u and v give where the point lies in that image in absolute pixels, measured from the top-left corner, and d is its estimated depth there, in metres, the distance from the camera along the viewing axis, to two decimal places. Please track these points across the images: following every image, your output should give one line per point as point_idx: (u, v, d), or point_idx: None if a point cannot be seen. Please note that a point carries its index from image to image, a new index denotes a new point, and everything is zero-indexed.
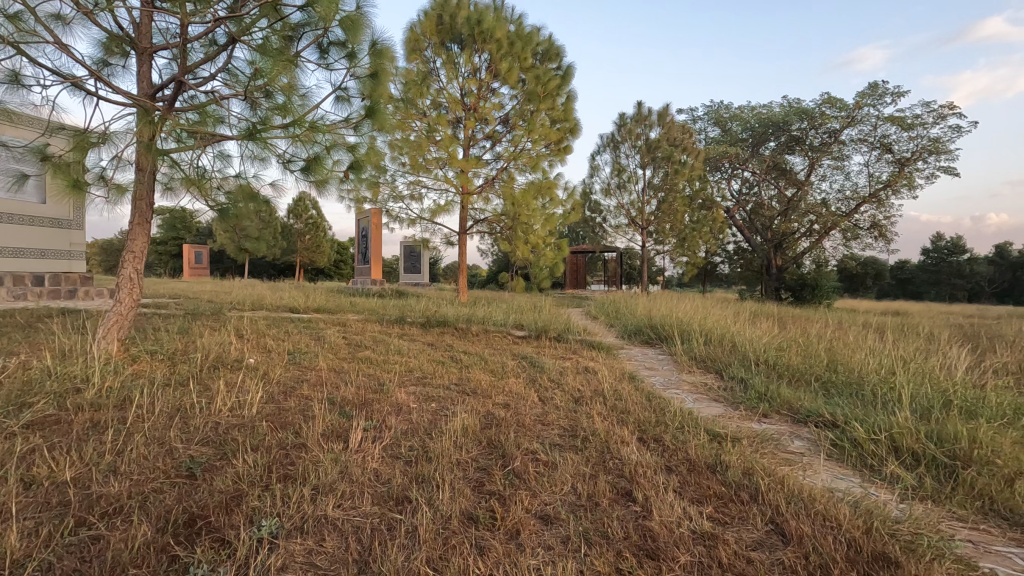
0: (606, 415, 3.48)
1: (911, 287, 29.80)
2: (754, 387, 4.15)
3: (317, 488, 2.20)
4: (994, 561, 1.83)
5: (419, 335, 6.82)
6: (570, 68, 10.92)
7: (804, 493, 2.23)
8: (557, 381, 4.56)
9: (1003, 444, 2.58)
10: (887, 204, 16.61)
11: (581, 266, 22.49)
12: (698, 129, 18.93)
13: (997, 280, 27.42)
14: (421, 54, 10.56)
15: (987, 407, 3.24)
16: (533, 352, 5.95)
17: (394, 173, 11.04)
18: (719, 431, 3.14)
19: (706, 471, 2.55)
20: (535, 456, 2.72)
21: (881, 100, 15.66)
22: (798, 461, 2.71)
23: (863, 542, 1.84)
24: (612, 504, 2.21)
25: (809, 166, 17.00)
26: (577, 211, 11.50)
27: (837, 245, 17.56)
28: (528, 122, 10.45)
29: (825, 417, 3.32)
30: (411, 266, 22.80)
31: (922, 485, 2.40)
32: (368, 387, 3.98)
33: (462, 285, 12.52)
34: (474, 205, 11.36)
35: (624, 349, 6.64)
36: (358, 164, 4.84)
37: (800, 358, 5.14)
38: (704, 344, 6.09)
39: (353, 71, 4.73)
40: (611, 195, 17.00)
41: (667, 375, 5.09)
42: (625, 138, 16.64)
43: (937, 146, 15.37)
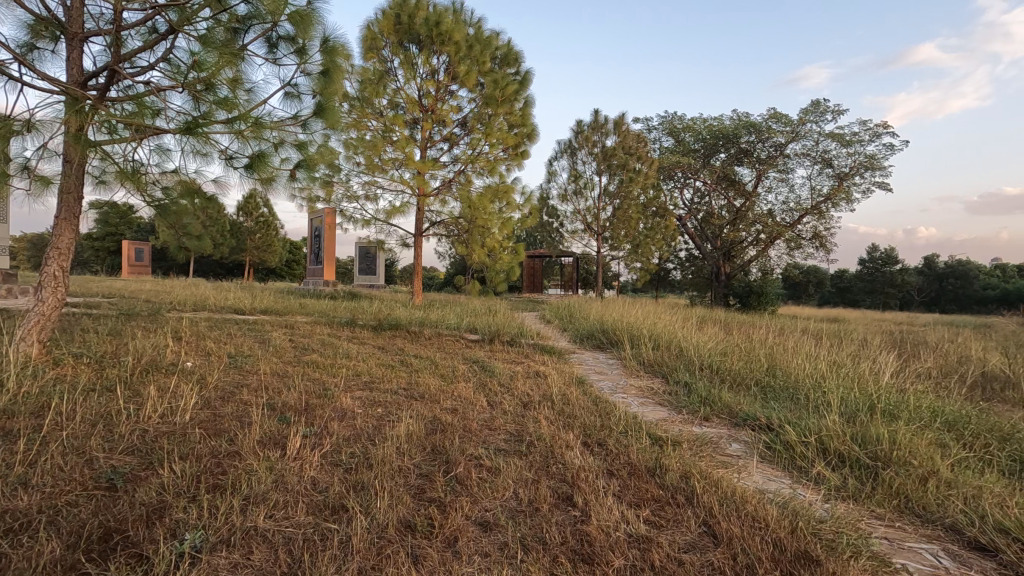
0: (552, 420, 3.51)
1: (849, 295, 31.42)
2: (696, 391, 4.27)
3: (248, 499, 2.12)
4: (906, 557, 1.93)
5: (370, 339, 6.70)
6: (529, 74, 10.96)
7: (737, 495, 2.31)
8: (507, 385, 4.56)
9: (919, 445, 2.75)
10: (827, 216, 17.46)
11: (538, 270, 22.64)
12: (653, 138, 19.38)
13: (925, 288, 29.34)
14: (378, 53, 10.42)
15: (906, 409, 3.45)
16: (485, 356, 5.94)
17: (348, 172, 10.81)
18: (660, 434, 3.22)
19: (644, 474, 2.60)
20: (478, 462, 2.71)
21: (823, 116, 16.51)
22: (734, 464, 2.81)
23: (787, 542, 1.91)
24: (552, 509, 2.22)
25: (756, 177, 17.76)
26: (534, 216, 11.55)
27: (781, 254, 18.35)
28: (486, 125, 10.42)
29: (761, 420, 3.44)
30: (366, 267, 22.43)
31: (845, 485, 2.53)
32: (313, 392, 3.89)
33: (416, 287, 12.35)
34: (431, 206, 11.27)
35: (575, 354, 6.71)
36: (307, 163, 4.72)
37: (741, 362, 5.33)
38: (652, 349, 6.22)
39: (304, 67, 4.60)
40: (568, 201, 17.20)
41: (615, 379, 5.19)
42: (582, 144, 16.87)
43: (873, 162, 16.31)
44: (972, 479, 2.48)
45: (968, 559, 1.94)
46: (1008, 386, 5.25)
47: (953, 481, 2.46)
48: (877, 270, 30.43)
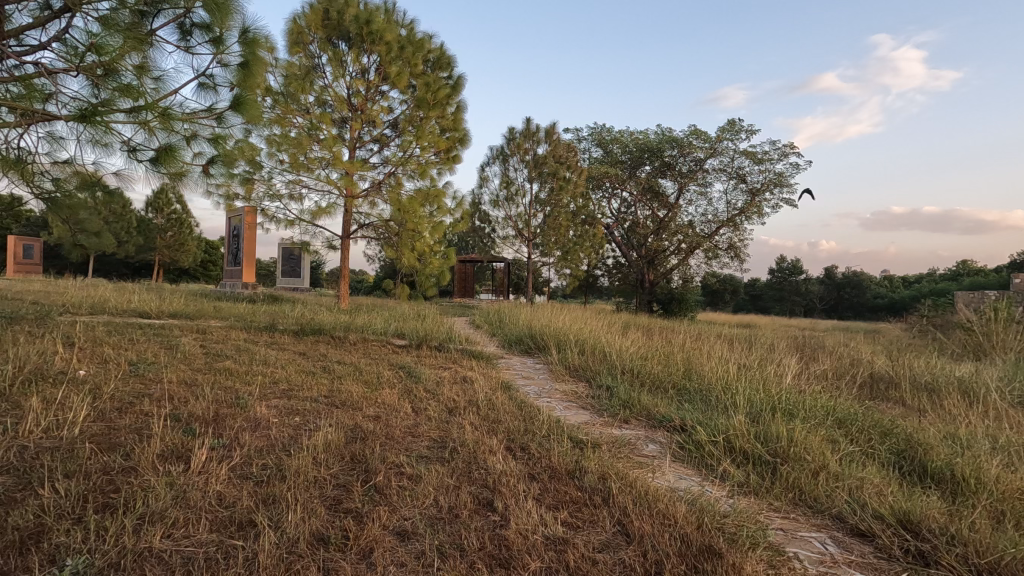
0: (476, 425, 3.51)
1: (761, 302, 33.65)
2: (618, 394, 4.41)
3: (144, 518, 1.97)
4: (798, 546, 2.09)
5: (290, 344, 6.41)
6: (461, 79, 10.94)
7: (650, 494, 2.41)
8: (433, 392, 4.49)
9: (812, 441, 2.98)
10: (742, 228, 18.63)
11: (469, 275, 22.61)
12: (583, 149, 19.90)
13: (826, 297, 32.00)
14: (305, 48, 10.07)
15: (803, 409, 3.74)
16: (412, 361, 5.84)
17: (271, 170, 10.33)
18: (581, 437, 3.30)
19: (564, 476, 2.66)
20: (399, 470, 2.66)
21: (737, 135, 17.65)
22: (649, 464, 2.93)
23: (693, 537, 2.02)
24: (472, 515, 2.22)
25: (678, 190, 18.69)
26: (465, 220, 11.52)
27: (700, 263, 19.36)
28: (417, 128, 10.28)
29: (675, 421, 3.61)
30: (289, 269, 21.49)
31: (748, 480, 2.70)
32: (225, 401, 3.66)
33: (343, 291, 11.96)
34: (359, 208, 10.97)
35: (503, 359, 6.75)
36: (223, 159, 4.47)
37: (661, 366, 5.55)
38: (578, 354, 6.37)
39: (221, 57, 4.36)
40: (499, 207, 17.30)
41: (541, 384, 5.26)
42: (513, 151, 17.05)
43: (781, 179, 17.60)
44: (857, 471, 2.72)
45: (850, 545, 2.13)
46: (891, 386, 5.81)
47: (840, 473, 2.69)
48: (785, 280, 32.81)
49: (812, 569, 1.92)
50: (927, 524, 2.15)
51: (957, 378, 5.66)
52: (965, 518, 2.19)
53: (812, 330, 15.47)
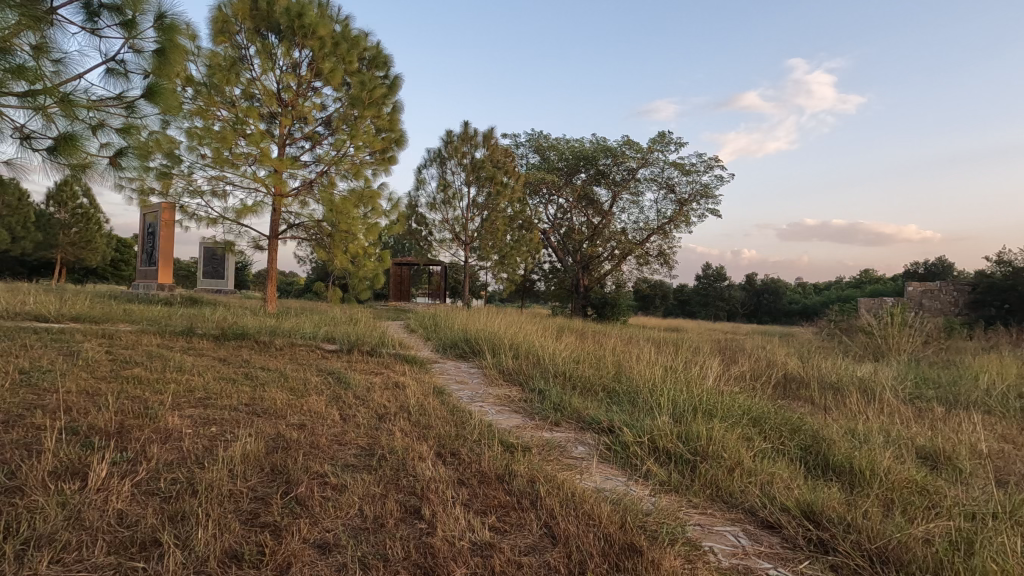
0: (407, 431, 3.45)
1: (688, 308, 35.17)
2: (550, 398, 4.47)
3: (29, 543, 1.80)
4: (714, 540, 2.19)
5: (209, 350, 6.05)
6: (397, 79, 10.75)
7: (576, 495, 2.45)
8: (362, 398, 4.37)
9: (729, 440, 3.14)
10: (671, 236, 19.44)
11: (405, 278, 22.23)
12: (521, 154, 20.11)
13: (747, 303, 33.93)
14: (231, 38, 9.57)
15: (723, 409, 3.95)
16: (342, 367, 5.66)
17: (191, 164, 9.73)
18: (512, 441, 3.32)
19: (494, 481, 2.66)
20: (323, 480, 2.57)
21: (667, 147, 18.43)
22: (577, 466, 2.99)
23: (616, 536, 2.07)
24: (398, 524, 2.18)
25: (612, 198, 19.26)
26: (401, 223, 11.30)
27: (632, 269, 20.01)
28: (351, 127, 9.98)
29: (603, 423, 3.71)
30: (212, 270, 20.29)
31: (670, 479, 2.82)
32: (131, 411, 3.40)
33: (270, 293, 11.43)
34: (289, 207, 10.54)
35: (437, 364, 6.66)
36: (135, 151, 4.16)
37: (591, 370, 5.67)
38: (512, 359, 6.39)
39: (133, 42, 4.06)
40: (436, 210, 17.14)
41: (474, 389, 5.24)
42: (451, 154, 16.97)
43: (707, 191, 18.53)
44: (769, 467, 2.90)
45: (760, 536, 2.26)
46: (802, 386, 6.23)
47: (753, 468, 2.85)
48: (710, 286, 34.49)
49: (726, 561, 2.02)
50: (827, 513, 2.31)
51: (858, 378, 6.15)
52: (860, 507, 2.38)
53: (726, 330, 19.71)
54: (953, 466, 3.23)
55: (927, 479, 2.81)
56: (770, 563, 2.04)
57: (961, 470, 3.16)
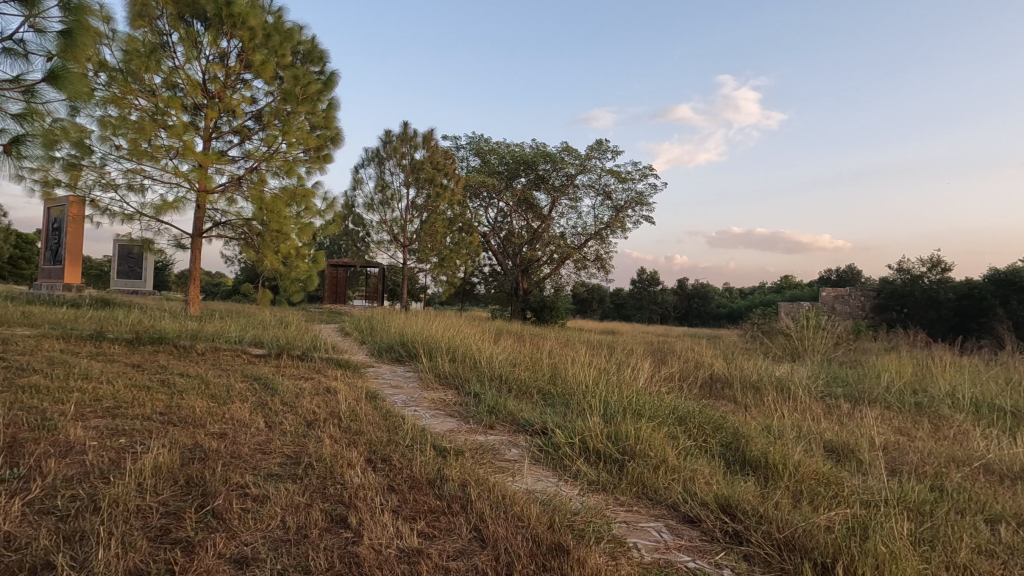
0: (336, 438, 3.35)
1: (624, 311, 36.25)
2: (485, 401, 4.47)
3: None
4: (638, 536, 2.27)
5: (120, 355, 5.62)
6: (334, 75, 10.44)
7: (507, 498, 2.47)
8: (290, 404, 4.20)
9: (655, 438, 3.26)
10: (608, 241, 19.96)
11: (342, 280, 21.63)
12: (461, 157, 20.05)
13: (678, 306, 35.41)
14: (151, 22, 9.01)
15: (650, 408, 4.09)
16: (270, 372, 5.42)
17: (103, 155, 9.04)
18: (444, 445, 3.29)
19: (424, 486, 2.63)
20: (243, 491, 2.45)
21: (604, 155, 18.94)
22: (509, 468, 3.01)
23: (544, 536, 2.10)
24: (322, 534, 2.11)
25: (551, 203, 19.57)
26: (337, 223, 10.96)
27: (571, 273, 20.37)
28: (284, 123, 9.58)
29: (537, 425, 3.75)
30: (127, 270, 18.93)
31: (599, 478, 2.89)
32: (26, 423, 3.11)
33: (193, 295, 10.78)
34: (214, 204, 9.99)
35: (372, 368, 6.51)
36: (38, 139, 3.81)
37: (527, 373, 5.71)
38: (448, 362, 6.35)
39: (34, 22, 3.73)
40: (373, 210, 16.77)
41: (409, 393, 5.16)
42: (389, 155, 16.66)
43: (641, 198, 19.20)
44: (691, 463, 3.03)
45: (682, 531, 2.36)
46: (725, 385, 6.56)
47: (677, 466, 2.96)
48: (644, 290, 35.72)
49: (649, 556, 2.09)
50: (742, 506, 2.45)
51: (775, 377, 6.55)
52: (772, 499, 2.54)
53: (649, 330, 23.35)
54: (855, 458, 3.50)
55: (833, 471, 3.03)
56: (690, 556, 2.13)
57: (861, 461, 3.43)
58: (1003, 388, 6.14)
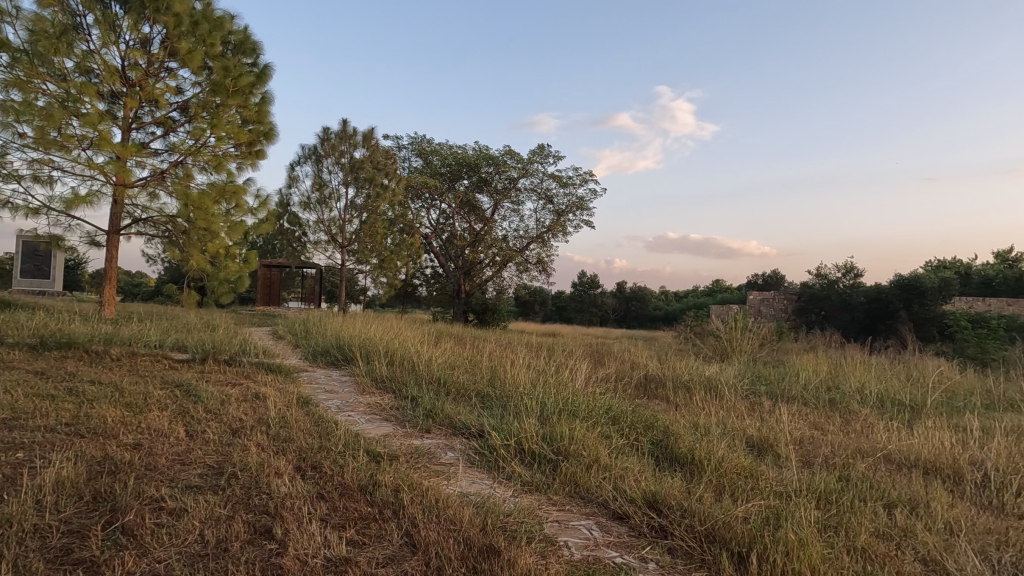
0: (264, 446, 3.22)
1: (565, 313, 36.83)
2: (422, 404, 4.43)
3: None
4: (569, 534, 2.32)
5: (22, 362, 5.16)
6: (267, 68, 9.99)
7: (440, 501, 2.45)
8: (215, 412, 3.99)
9: (588, 438, 3.34)
10: (549, 244, 20.24)
11: (276, 281, 20.78)
12: (403, 157, 19.77)
13: (617, 309, 36.42)
14: (62, 2, 8.36)
15: (585, 409, 4.18)
16: (193, 378, 5.13)
17: (5, 143, 8.27)
18: (378, 450, 3.23)
19: (356, 493, 2.57)
20: (157, 505, 2.31)
21: (546, 159, 19.21)
22: (444, 472, 2.99)
23: (475, 539, 2.11)
24: (244, 546, 2.03)
25: (493, 205, 19.63)
26: (270, 222, 10.49)
27: (513, 276, 20.49)
28: (212, 116, 9.08)
29: (473, 428, 3.75)
30: (34, 269, 17.41)
31: (533, 479, 2.93)
32: None
33: (109, 296, 10.04)
34: (134, 199, 9.35)
35: (306, 372, 6.29)
36: None
37: (466, 375, 5.70)
38: (386, 365, 6.23)
39: None
40: (310, 209, 16.22)
41: (344, 397, 5.04)
42: (327, 153, 16.17)
43: (582, 203, 19.60)
44: (622, 461, 3.12)
45: (611, 527, 2.43)
46: (659, 385, 6.80)
47: (608, 464, 3.05)
48: (585, 293, 36.48)
49: (578, 554, 2.14)
50: (668, 502, 2.54)
51: (705, 377, 6.85)
52: (695, 494, 2.67)
53: (589, 330, 26.73)
54: (774, 452, 3.72)
55: (753, 465, 3.21)
56: (617, 551, 2.19)
57: (779, 455, 3.65)
58: (903, 384, 6.70)
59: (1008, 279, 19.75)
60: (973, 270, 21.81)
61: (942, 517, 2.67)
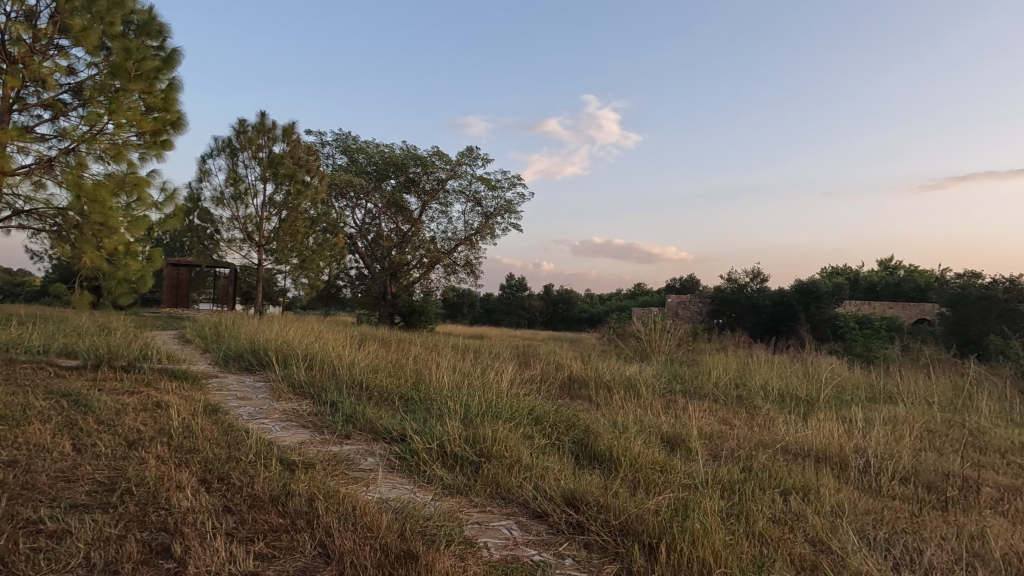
0: (165, 457, 3.00)
1: (493, 316, 37.01)
2: (342, 409, 4.28)
3: None
4: (489, 535, 2.33)
5: None
6: (176, 53, 9.28)
7: (357, 508, 2.39)
8: (108, 424, 3.64)
9: (511, 439, 3.37)
10: (477, 247, 20.25)
11: (184, 282, 19.40)
12: (326, 154, 19.13)
13: (545, 311, 37.06)
14: None
15: (508, 410, 4.21)
16: (83, 387, 4.67)
17: None
18: (293, 458, 3.10)
19: (266, 504, 2.44)
20: (35, 528, 2.09)
21: (474, 161, 19.22)
22: (364, 478, 2.92)
23: (393, 545, 2.07)
24: (137, 568, 1.88)
25: (421, 206, 19.39)
26: (178, 217, 9.74)
27: (440, 278, 20.33)
28: (110, 101, 8.27)
29: (395, 433, 3.68)
30: None
31: (455, 482, 2.91)
32: None
33: None
34: (16, 188, 8.41)
35: (215, 379, 5.89)
36: None
37: (389, 378, 5.58)
38: (304, 370, 5.98)
39: None
40: (223, 205, 15.29)
41: (258, 404, 4.78)
42: (243, 146, 15.30)
43: (510, 206, 19.80)
44: (543, 461, 3.18)
45: (530, 526, 2.47)
46: (582, 385, 6.98)
47: (530, 464, 3.09)
48: (513, 295, 36.85)
49: (497, 554, 2.15)
50: (585, 499, 2.62)
51: (625, 377, 7.13)
52: (612, 489, 2.76)
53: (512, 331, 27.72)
54: (685, 446, 3.93)
55: (666, 459, 3.37)
56: (535, 549, 2.23)
57: (689, 449, 3.85)
58: (801, 381, 7.31)
59: (889, 284, 22.05)
60: (860, 277, 24.15)
61: (830, 500, 2.93)
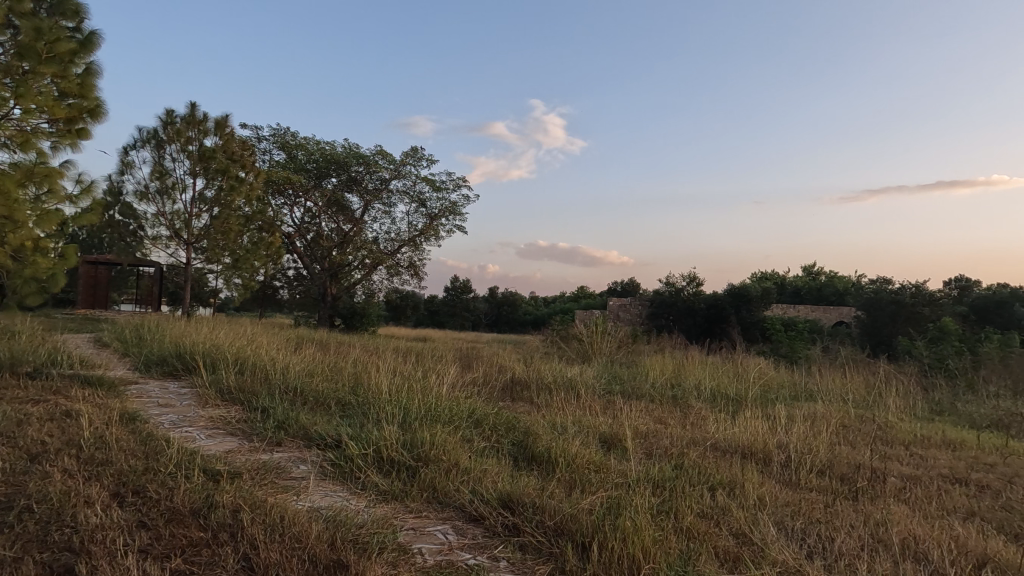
0: (73, 471, 2.77)
1: (437, 318, 36.71)
2: (274, 416, 4.11)
3: None
4: (423, 541, 2.30)
5: None
6: (94, 36, 8.66)
7: (285, 518, 2.30)
8: (8, 436, 3.33)
9: (449, 443, 3.35)
10: (421, 248, 20.01)
11: (103, 281, 18.08)
12: (262, 149, 18.39)
13: (489, 313, 37.12)
14: None
15: (447, 414, 4.18)
16: None
17: None
18: (218, 468, 2.94)
19: (185, 517, 2.31)
20: None
21: (419, 162, 19.03)
22: (294, 487, 2.81)
23: (321, 555, 2.00)
24: None
25: (363, 206, 19.00)
26: (95, 212, 9.02)
27: (383, 279, 19.96)
28: (18, 83, 7.50)
29: (329, 439, 3.57)
30: None
31: (391, 488, 2.86)
32: None
33: None
34: None
35: (135, 386, 5.49)
36: None
37: (325, 383, 5.40)
38: (234, 375, 5.69)
39: None
40: (147, 200, 14.38)
41: (182, 412, 4.52)
42: (171, 138, 14.44)
43: (454, 208, 19.69)
44: (481, 464, 3.17)
45: (466, 530, 2.46)
46: (523, 386, 7.03)
47: (467, 467, 3.08)
48: (457, 297, 36.71)
49: (431, 559, 2.13)
50: (522, 500, 2.63)
51: (565, 378, 7.24)
52: (548, 491, 2.80)
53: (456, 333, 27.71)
54: (621, 446, 4.03)
55: (601, 459, 3.44)
56: (470, 553, 2.22)
57: (625, 448, 3.95)
58: (731, 380, 7.66)
59: (811, 289, 23.52)
60: (786, 282, 25.63)
61: (752, 494, 3.09)
